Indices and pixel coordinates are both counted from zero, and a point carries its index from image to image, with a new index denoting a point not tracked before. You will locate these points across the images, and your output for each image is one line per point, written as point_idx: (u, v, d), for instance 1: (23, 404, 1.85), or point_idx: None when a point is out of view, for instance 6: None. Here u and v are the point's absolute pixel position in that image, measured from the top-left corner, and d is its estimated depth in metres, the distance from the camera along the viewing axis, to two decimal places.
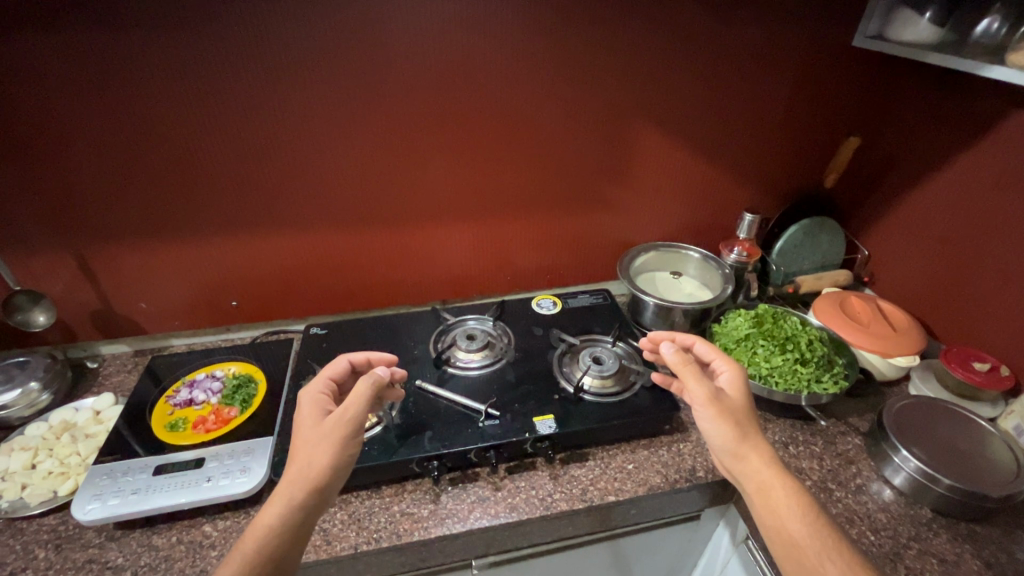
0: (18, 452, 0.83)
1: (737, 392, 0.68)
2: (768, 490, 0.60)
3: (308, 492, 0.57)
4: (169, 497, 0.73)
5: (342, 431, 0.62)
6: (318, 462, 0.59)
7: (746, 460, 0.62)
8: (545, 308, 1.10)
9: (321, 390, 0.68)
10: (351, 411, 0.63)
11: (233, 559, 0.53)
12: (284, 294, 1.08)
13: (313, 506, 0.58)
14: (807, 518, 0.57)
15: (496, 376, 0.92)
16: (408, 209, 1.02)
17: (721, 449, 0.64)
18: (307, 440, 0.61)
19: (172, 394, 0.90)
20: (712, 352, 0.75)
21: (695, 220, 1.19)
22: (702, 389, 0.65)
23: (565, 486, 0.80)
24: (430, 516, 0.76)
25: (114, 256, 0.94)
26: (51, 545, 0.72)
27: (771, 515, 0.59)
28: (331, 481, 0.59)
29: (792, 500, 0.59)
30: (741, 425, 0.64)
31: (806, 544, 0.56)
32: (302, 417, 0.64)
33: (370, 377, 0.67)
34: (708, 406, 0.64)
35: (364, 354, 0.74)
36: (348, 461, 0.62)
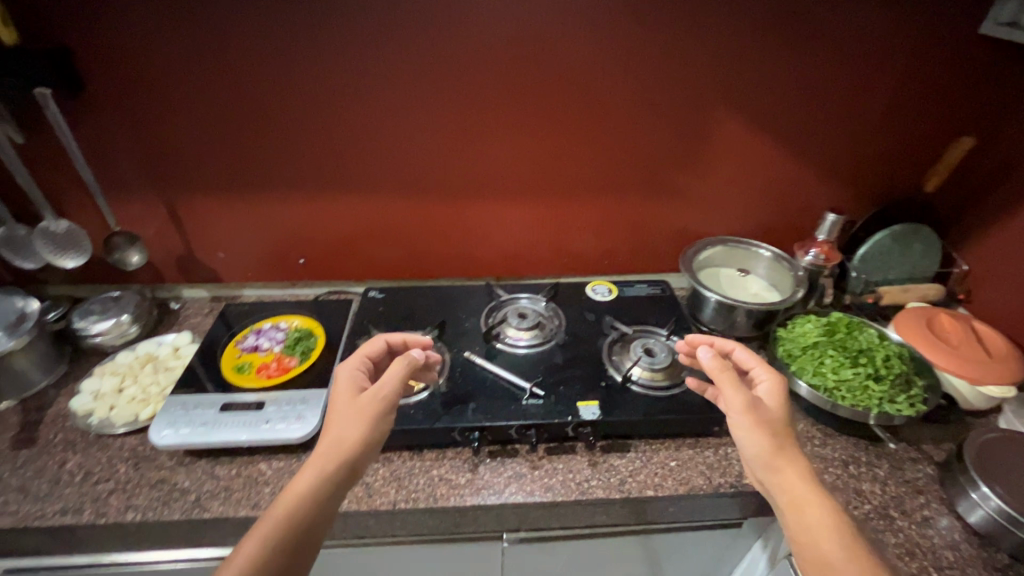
0: (109, 376, 0.92)
1: (775, 402, 0.64)
2: (802, 506, 0.56)
3: (340, 463, 0.60)
4: (232, 434, 0.78)
5: (376, 408, 0.64)
6: (350, 435, 0.61)
7: (780, 473, 0.58)
8: (600, 294, 1.07)
9: (356, 368, 0.70)
10: (385, 388, 0.65)
11: (267, 521, 0.55)
12: (348, 257, 1.12)
13: (345, 475, 0.60)
14: (843, 541, 0.53)
15: (544, 357, 0.91)
16: (471, 181, 1.03)
17: (754, 460, 0.60)
18: (342, 413, 0.64)
19: (241, 339, 0.97)
20: (752, 360, 0.71)
21: (771, 216, 1.11)
22: (738, 397, 0.62)
23: (603, 475, 0.79)
24: (467, 485, 0.78)
25: (200, 206, 1.00)
26: (130, 462, 0.81)
27: (804, 534, 0.55)
28: (362, 453, 0.61)
29: (828, 521, 0.55)
30: (778, 436, 0.61)
31: (839, 567, 0.52)
32: (337, 390, 0.67)
33: (406, 358, 0.69)
34: (743, 413, 0.61)
35: (401, 337, 0.76)
36: (379, 437, 0.64)
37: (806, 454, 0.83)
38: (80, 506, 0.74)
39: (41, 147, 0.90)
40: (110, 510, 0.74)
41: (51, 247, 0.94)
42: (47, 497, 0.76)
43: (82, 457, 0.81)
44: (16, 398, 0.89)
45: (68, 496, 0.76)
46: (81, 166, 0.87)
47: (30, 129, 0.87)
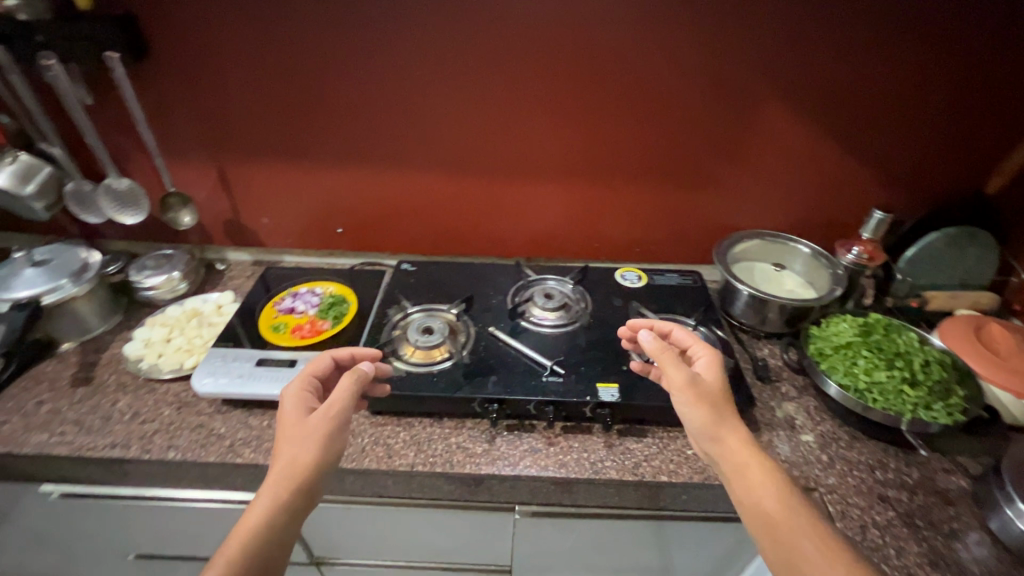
0: (159, 326, 0.99)
1: (711, 373, 0.71)
2: (744, 470, 0.62)
3: (297, 485, 0.60)
4: (265, 387, 0.83)
5: (329, 426, 0.64)
6: (304, 456, 0.61)
7: (722, 441, 0.64)
8: (629, 281, 1.06)
9: (303, 388, 0.69)
10: (338, 403, 0.66)
11: (218, 562, 0.53)
12: (383, 229, 1.15)
13: (303, 499, 0.60)
14: (782, 496, 0.59)
15: (568, 338, 0.92)
16: (507, 160, 1.03)
17: (699, 432, 0.66)
18: (292, 437, 0.63)
19: (279, 301, 1.01)
20: (690, 338, 0.77)
21: (815, 212, 1.07)
22: (679, 374, 0.68)
23: (618, 457, 0.80)
24: (483, 454, 0.80)
25: (247, 171, 1.05)
26: (174, 406, 0.87)
27: (748, 495, 0.60)
28: (318, 474, 0.62)
29: (768, 479, 0.61)
30: (716, 406, 0.67)
31: (780, 520, 0.58)
32: (285, 413, 0.66)
33: (355, 373, 0.69)
34: (683, 388, 0.67)
35: (348, 351, 0.75)
36: (335, 455, 0.64)
37: (830, 454, 0.81)
38: (127, 442, 0.81)
39: (108, 108, 0.96)
40: (154, 448, 0.80)
41: (114, 204, 1.02)
42: (99, 431, 0.82)
43: (132, 398, 0.88)
44: (76, 340, 0.98)
45: (117, 432, 0.82)
46: (142, 128, 0.93)
47: (98, 90, 0.93)
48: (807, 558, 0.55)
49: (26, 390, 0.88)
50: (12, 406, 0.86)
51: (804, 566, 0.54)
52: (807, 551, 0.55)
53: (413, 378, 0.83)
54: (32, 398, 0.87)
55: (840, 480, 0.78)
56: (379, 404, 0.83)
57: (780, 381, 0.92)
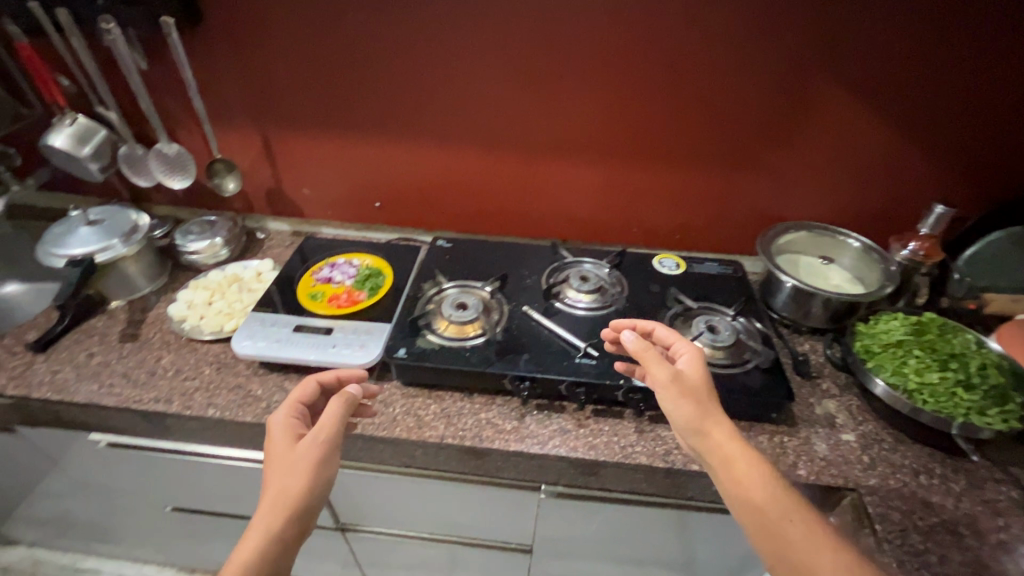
0: (202, 290, 1.01)
1: (695, 371, 0.67)
2: (732, 463, 0.61)
3: (286, 517, 0.59)
4: (302, 352, 0.84)
5: (320, 454, 0.63)
6: (294, 487, 0.60)
7: (708, 436, 0.63)
8: (667, 268, 1.02)
9: (289, 416, 0.68)
10: (325, 429, 0.64)
11: None
12: (421, 204, 1.15)
13: (295, 530, 0.59)
14: (768, 486, 0.60)
15: (601, 322, 0.90)
16: (547, 138, 1.02)
17: (684, 429, 0.64)
18: (280, 466, 0.62)
19: (317, 271, 1.01)
20: (672, 335, 0.73)
21: (869, 205, 1.02)
22: (664, 371, 0.66)
23: (649, 443, 0.79)
24: (513, 431, 0.80)
25: (291, 141, 1.06)
26: (214, 366, 0.89)
27: (737, 489, 0.60)
28: (309, 504, 0.61)
29: (754, 470, 0.61)
30: (702, 401, 0.65)
31: (767, 509, 0.58)
32: (275, 442, 0.65)
33: (344, 396, 0.68)
34: (668, 385, 0.65)
35: (334, 372, 0.73)
36: (326, 483, 0.63)
37: (871, 455, 0.78)
38: (170, 397, 0.84)
39: (161, 74, 0.98)
40: (194, 404, 0.83)
41: (163, 168, 1.05)
42: (145, 385, 0.85)
43: (175, 355, 0.91)
44: (124, 299, 1.01)
45: (161, 387, 0.85)
46: (193, 94, 0.95)
47: (153, 55, 0.95)
48: (792, 543, 0.56)
49: (78, 342, 0.92)
50: (65, 356, 0.90)
51: (789, 552, 0.56)
52: (791, 536, 0.57)
53: (446, 352, 0.83)
54: (83, 350, 0.91)
55: (880, 482, 0.75)
56: (410, 376, 0.84)
57: (821, 378, 0.90)
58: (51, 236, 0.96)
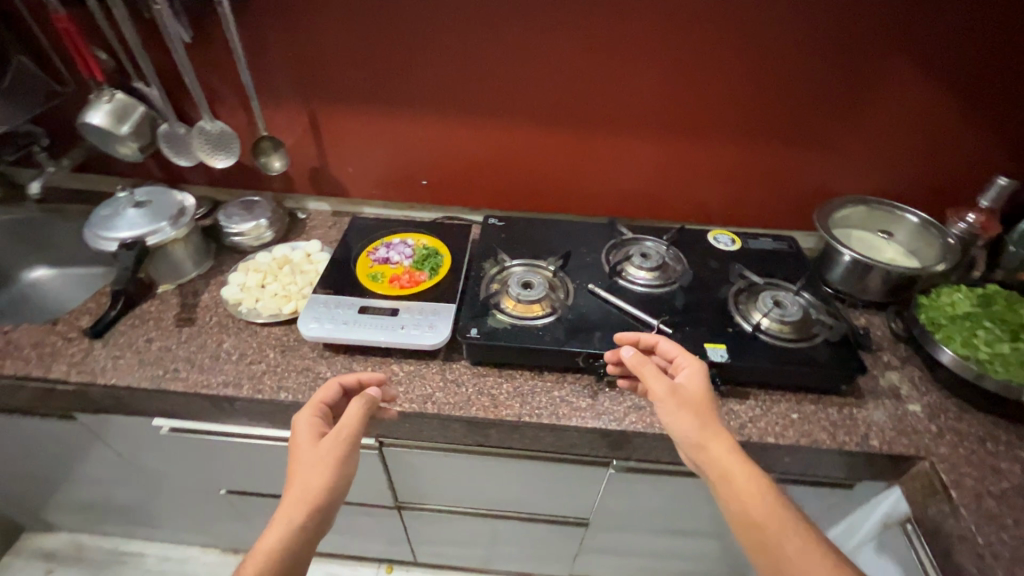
0: (253, 272, 0.99)
1: (696, 387, 0.69)
2: (729, 477, 0.63)
3: (308, 514, 0.61)
4: (372, 334, 0.84)
5: (339, 451, 0.65)
6: (316, 483, 0.62)
7: (707, 450, 0.64)
8: (723, 244, 1.01)
9: (314, 415, 0.69)
10: (345, 431, 0.66)
11: None
12: (469, 183, 1.13)
13: (315, 526, 0.62)
14: (766, 500, 0.61)
15: (666, 299, 0.90)
16: (603, 114, 1.00)
17: (683, 442, 0.66)
18: (302, 465, 0.64)
19: (373, 251, 1.00)
20: (675, 349, 0.75)
21: (924, 179, 1.02)
22: (661, 385, 0.68)
23: (723, 417, 0.80)
24: (588, 409, 0.80)
25: (338, 119, 1.04)
26: (278, 349, 0.88)
27: (734, 501, 0.62)
28: (329, 502, 0.63)
29: (751, 483, 0.62)
30: (701, 415, 0.66)
31: (765, 524, 0.60)
32: (298, 439, 0.67)
33: (364, 397, 0.69)
34: (667, 399, 0.67)
35: (354, 376, 0.74)
36: (345, 481, 0.65)
37: (938, 425, 0.80)
38: (239, 381, 0.83)
39: (206, 47, 0.94)
40: (265, 388, 0.82)
41: (206, 147, 1.01)
42: (210, 369, 0.84)
43: (236, 339, 0.89)
44: (173, 283, 0.99)
45: (228, 370, 0.84)
46: (243, 69, 0.91)
47: (198, 28, 0.91)
48: (789, 558, 0.58)
49: (135, 328, 0.91)
50: (123, 341, 0.88)
51: (786, 567, 0.57)
52: (788, 551, 0.58)
53: (518, 331, 0.83)
54: (141, 335, 0.89)
55: (951, 450, 0.77)
56: (481, 356, 0.84)
57: (880, 351, 0.91)
58: (98, 218, 0.93)
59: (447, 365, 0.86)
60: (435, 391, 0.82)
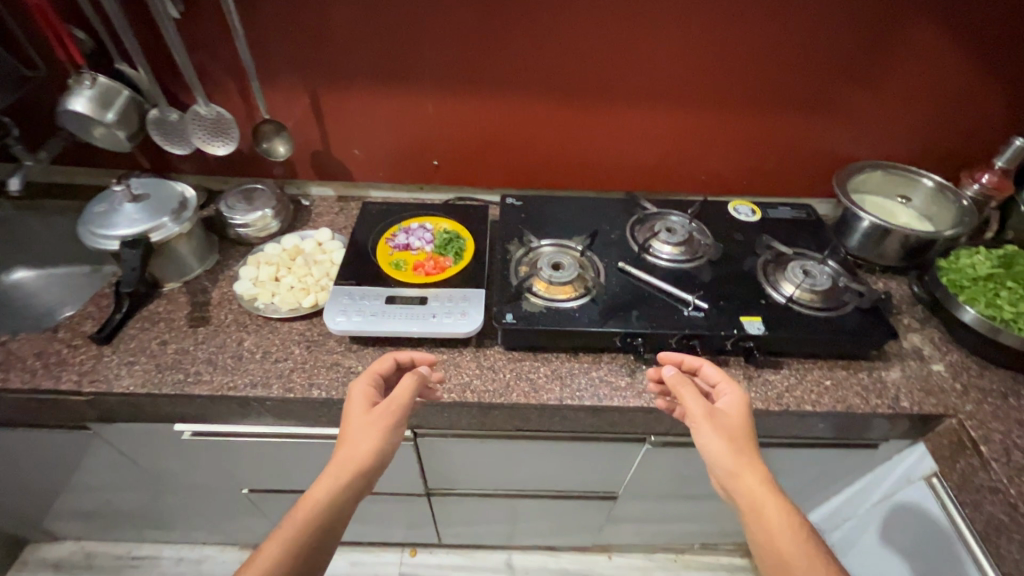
0: (264, 265, 0.94)
1: (737, 415, 0.65)
2: (760, 508, 0.58)
3: (354, 475, 0.60)
4: (404, 324, 0.81)
5: (388, 420, 0.63)
6: (363, 448, 0.61)
7: (740, 478, 0.60)
8: (743, 215, 1.01)
9: (369, 384, 0.68)
10: (399, 401, 0.64)
11: (282, 531, 0.57)
12: (480, 161, 1.09)
13: (359, 487, 0.60)
14: (798, 539, 0.56)
15: (695, 273, 0.90)
16: (621, 85, 0.97)
17: (717, 466, 0.62)
18: (353, 426, 0.63)
19: (391, 237, 0.96)
20: (719, 374, 0.71)
21: (936, 142, 1.03)
22: (698, 404, 0.65)
23: (760, 388, 0.81)
24: (628, 387, 0.80)
25: (342, 98, 0.98)
26: (303, 344, 0.85)
27: (763, 535, 0.57)
28: (374, 467, 0.61)
29: (784, 520, 0.57)
30: (738, 443, 0.62)
31: (794, 565, 0.55)
32: (352, 404, 0.66)
33: (416, 374, 0.67)
34: (701, 421, 0.64)
35: (411, 354, 0.72)
36: (391, 448, 0.63)
37: (963, 383, 0.83)
38: (267, 380, 0.79)
39: (197, 23, 0.87)
40: (295, 386, 0.79)
41: (201, 133, 0.95)
42: (235, 370, 0.81)
43: (257, 337, 0.85)
44: (178, 281, 0.93)
45: (254, 370, 0.81)
46: (241, 46, 0.84)
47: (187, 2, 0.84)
48: None
49: (145, 330, 0.85)
50: (134, 346, 0.83)
51: None
52: None
53: (553, 314, 0.81)
54: (153, 338, 0.84)
55: (977, 407, 0.80)
56: (516, 340, 0.82)
57: (900, 314, 0.93)
58: (92, 215, 0.86)
59: (480, 352, 0.84)
60: (473, 379, 0.81)
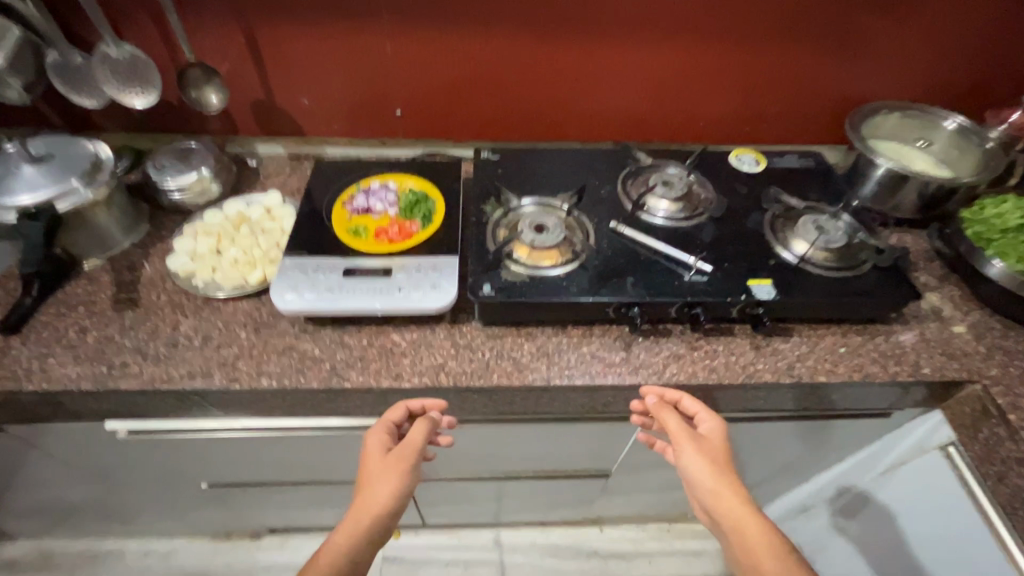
0: (203, 237, 0.81)
1: (719, 443, 0.63)
2: (743, 530, 0.56)
3: (372, 523, 0.57)
4: (365, 301, 0.70)
5: (405, 465, 0.60)
6: (382, 495, 0.58)
7: (721, 498, 0.58)
8: (747, 164, 0.90)
9: (385, 430, 0.64)
10: (413, 446, 0.61)
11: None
12: (450, 109, 0.95)
13: (378, 535, 0.57)
14: (782, 559, 0.54)
15: (695, 232, 0.80)
16: (610, 14, 0.84)
17: (700, 490, 0.60)
18: (371, 471, 0.60)
19: (349, 199, 0.83)
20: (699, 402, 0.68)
21: (957, 77, 0.93)
22: (680, 427, 0.63)
23: (770, 358, 0.73)
24: (624, 363, 0.71)
25: (283, 33, 0.83)
26: (250, 327, 0.73)
27: (749, 560, 0.55)
28: (392, 514, 0.58)
29: (767, 541, 0.55)
30: (723, 471, 0.60)
31: None
32: (370, 450, 0.62)
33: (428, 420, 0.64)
34: (684, 446, 0.62)
35: (424, 400, 0.67)
36: (408, 494, 0.60)
37: (987, 345, 0.76)
38: (208, 370, 0.69)
39: None
40: (242, 376, 0.68)
41: (115, 81, 0.79)
42: (169, 360, 0.69)
43: (195, 320, 0.74)
44: (101, 257, 0.80)
45: (192, 359, 0.70)
46: None
47: None
48: None
49: (61, 317, 0.73)
50: (49, 336, 0.71)
51: None
52: None
53: (538, 284, 0.71)
54: (71, 326, 0.72)
55: (1002, 371, 0.73)
56: (496, 315, 0.72)
57: (917, 270, 0.85)
58: None
59: (455, 329, 0.74)
60: (448, 360, 0.71)
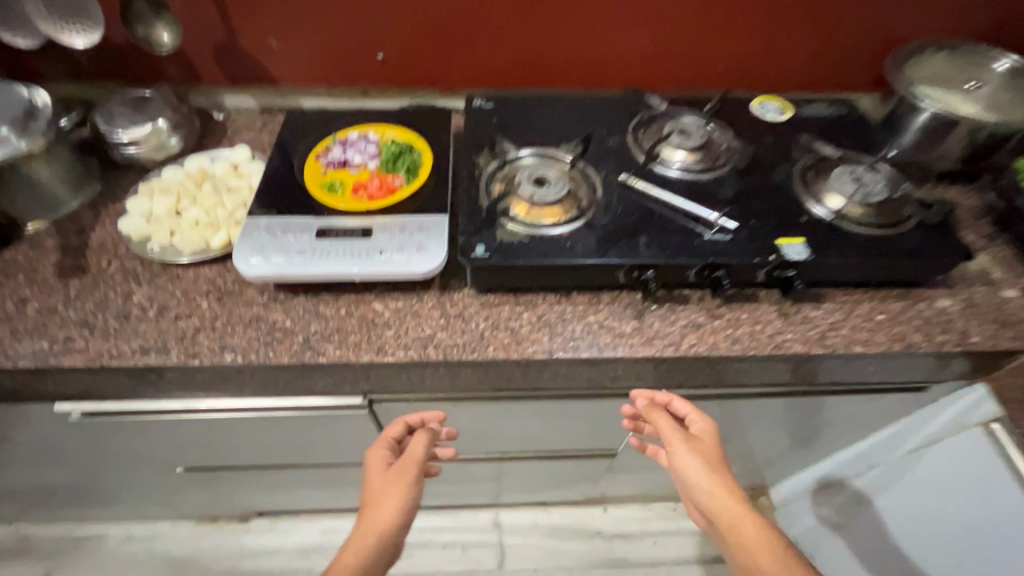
0: (160, 195, 0.72)
1: (712, 442, 0.62)
2: (739, 527, 0.56)
3: (379, 544, 0.55)
4: (341, 265, 0.61)
5: (409, 482, 0.59)
6: (387, 513, 0.56)
7: (716, 497, 0.58)
8: (771, 112, 0.81)
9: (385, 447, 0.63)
10: (416, 459, 0.60)
11: None
12: (438, 52, 0.85)
13: (386, 556, 0.56)
14: (778, 556, 0.55)
15: (716, 186, 0.70)
16: None
17: (695, 490, 0.59)
18: (375, 488, 0.58)
19: (324, 151, 0.74)
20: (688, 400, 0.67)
21: (1009, 11, 0.82)
22: (671, 428, 0.61)
23: (800, 327, 0.64)
24: (636, 334, 0.63)
25: None
26: (212, 297, 0.65)
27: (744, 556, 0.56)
28: (399, 532, 0.57)
29: (763, 538, 0.56)
30: (717, 471, 0.59)
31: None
32: (372, 469, 0.61)
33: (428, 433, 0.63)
34: (677, 447, 0.60)
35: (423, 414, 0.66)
36: (413, 512, 0.58)
37: None
38: (165, 345, 0.60)
39: None
40: (202, 351, 0.60)
41: (49, 15, 0.69)
42: (120, 334, 0.61)
43: (151, 289, 0.65)
44: (47, 219, 0.71)
45: (146, 332, 0.61)
46: None
47: None
48: None
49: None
50: None
51: None
52: None
53: (538, 245, 0.62)
54: (9, 296, 0.64)
55: None
56: (491, 280, 0.63)
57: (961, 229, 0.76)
58: None
59: (445, 297, 0.65)
60: (437, 332, 0.62)
